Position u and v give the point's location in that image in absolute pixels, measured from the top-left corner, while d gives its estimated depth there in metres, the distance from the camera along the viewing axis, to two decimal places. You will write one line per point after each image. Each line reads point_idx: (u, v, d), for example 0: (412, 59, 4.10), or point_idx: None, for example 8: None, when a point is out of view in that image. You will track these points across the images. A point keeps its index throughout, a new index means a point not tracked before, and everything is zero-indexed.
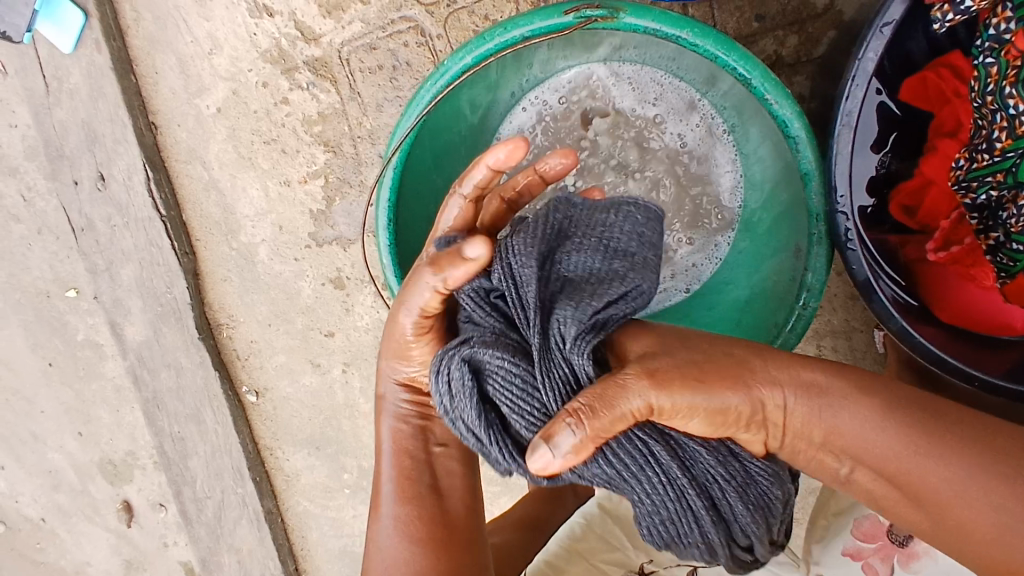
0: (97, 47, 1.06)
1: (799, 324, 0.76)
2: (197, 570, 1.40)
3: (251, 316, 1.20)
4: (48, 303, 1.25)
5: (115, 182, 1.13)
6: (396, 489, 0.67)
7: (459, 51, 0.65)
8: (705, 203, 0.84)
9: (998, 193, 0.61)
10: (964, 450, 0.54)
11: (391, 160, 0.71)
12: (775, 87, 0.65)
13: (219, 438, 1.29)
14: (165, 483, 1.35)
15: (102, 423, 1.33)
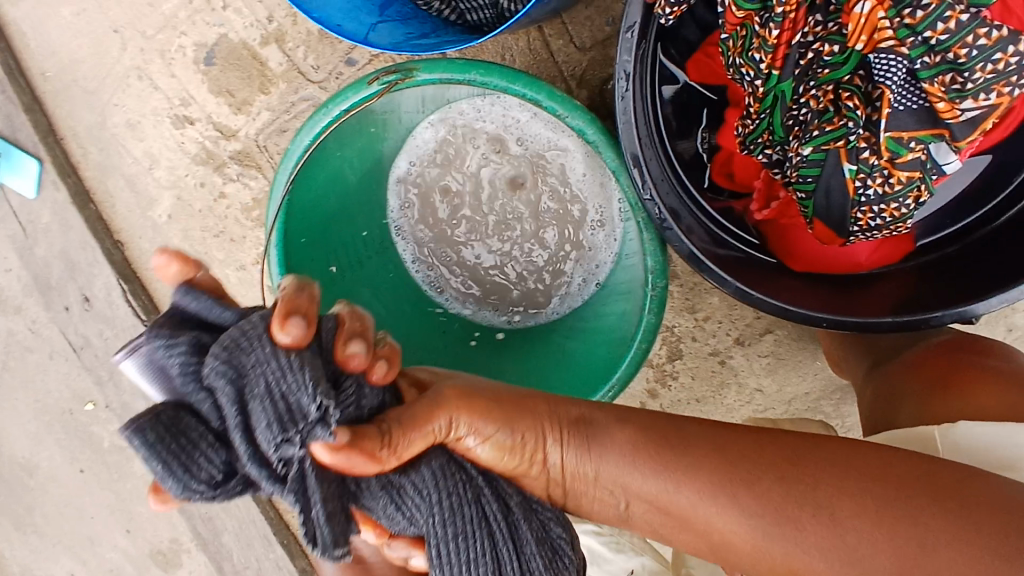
0: (56, 186, 1.19)
1: (653, 305, 0.80)
2: None
3: None
4: (72, 418, 1.37)
5: (99, 300, 1.25)
6: None
7: (296, 136, 0.78)
8: (587, 203, 0.90)
9: (772, 150, 0.66)
10: (719, 470, 0.55)
11: (271, 239, 0.79)
12: (563, 102, 0.75)
13: (243, 510, 1.40)
14: (208, 562, 1.43)
15: (143, 518, 1.44)
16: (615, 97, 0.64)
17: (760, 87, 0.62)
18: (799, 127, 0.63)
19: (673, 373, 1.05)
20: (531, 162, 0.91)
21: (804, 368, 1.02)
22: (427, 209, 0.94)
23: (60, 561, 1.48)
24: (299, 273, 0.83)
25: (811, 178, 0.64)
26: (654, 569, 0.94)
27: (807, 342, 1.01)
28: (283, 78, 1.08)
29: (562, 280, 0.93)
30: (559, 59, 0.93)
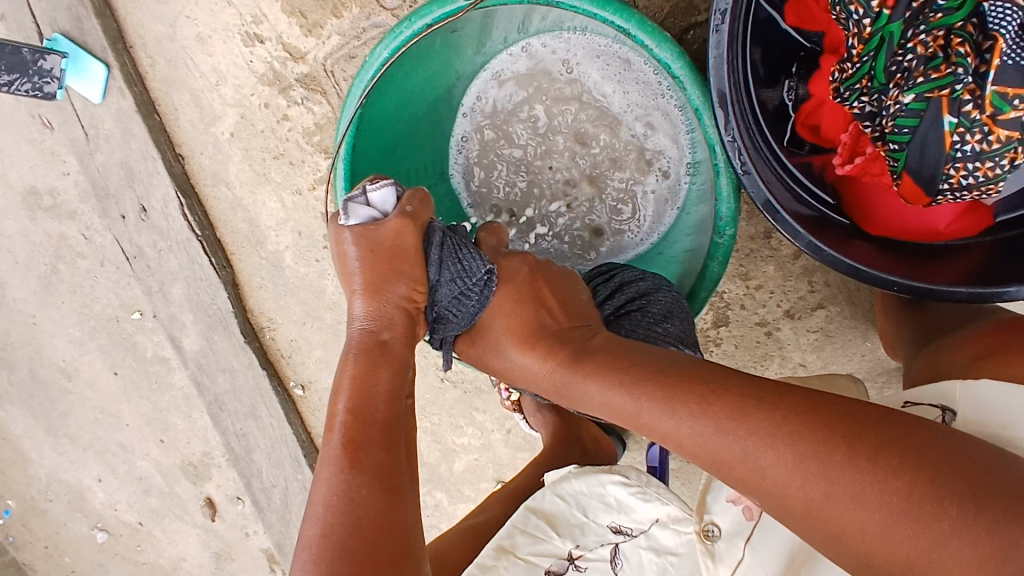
0: (122, 94, 1.20)
1: (718, 253, 0.82)
2: (276, 556, 1.55)
3: (287, 317, 1.33)
4: (118, 326, 1.41)
5: (155, 211, 1.28)
6: (356, 410, 0.64)
7: (376, 47, 0.76)
8: (650, 151, 0.90)
9: (869, 98, 0.63)
10: (663, 403, 0.57)
11: (340, 150, 0.78)
12: (651, 32, 0.74)
13: (275, 431, 1.43)
14: (237, 478, 1.50)
15: (178, 430, 1.49)
16: (712, 32, 0.64)
17: (868, 26, 0.61)
18: (902, 74, 0.60)
19: (717, 339, 1.05)
20: (597, 104, 0.91)
21: (854, 347, 1.01)
22: (484, 142, 0.94)
23: (87, 467, 1.55)
24: None
25: (907, 128, 0.61)
26: (678, 518, 0.87)
27: (860, 322, 0.99)
28: (357, 3, 1.07)
29: (616, 228, 0.94)
30: (640, 4, 0.91)
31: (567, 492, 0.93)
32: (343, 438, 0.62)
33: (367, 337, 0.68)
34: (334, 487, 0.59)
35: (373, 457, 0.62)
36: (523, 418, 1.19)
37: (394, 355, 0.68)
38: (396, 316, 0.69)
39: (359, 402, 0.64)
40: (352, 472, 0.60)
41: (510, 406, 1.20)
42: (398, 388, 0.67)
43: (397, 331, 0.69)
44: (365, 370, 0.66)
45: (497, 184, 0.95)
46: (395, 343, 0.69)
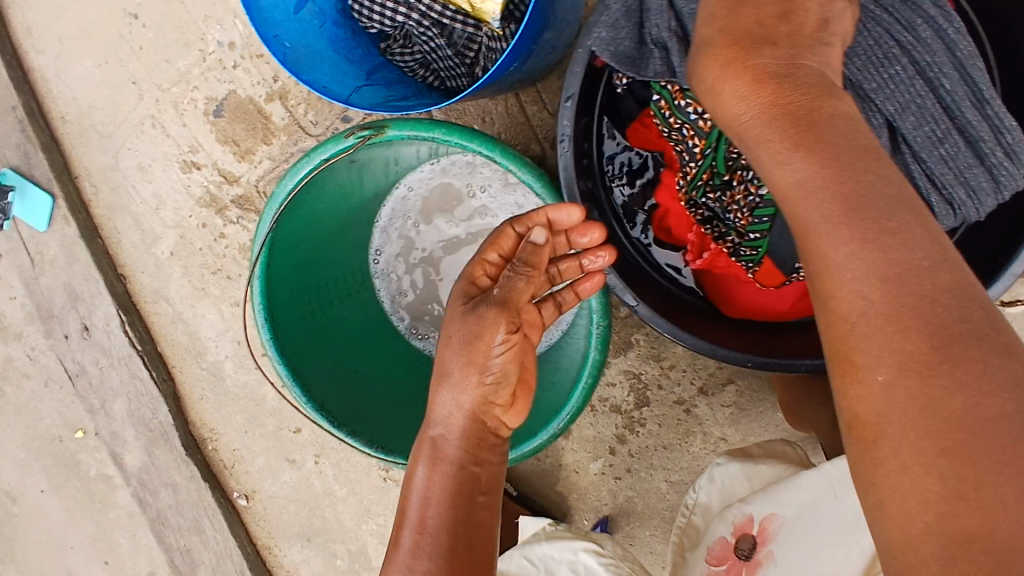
0: (66, 221, 1.26)
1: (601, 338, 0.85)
2: None
3: (228, 426, 1.34)
4: (62, 446, 1.41)
5: (98, 329, 1.32)
6: (420, 535, 0.68)
7: (284, 181, 0.79)
8: None
9: (710, 191, 0.74)
10: (930, 249, 0.43)
11: (256, 276, 0.81)
12: (516, 159, 0.77)
13: (220, 544, 1.40)
14: None
15: (123, 550, 1.45)
16: (560, 158, 0.74)
17: (707, 122, 0.68)
18: (739, 169, 0.70)
19: (641, 420, 1.10)
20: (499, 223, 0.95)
21: (766, 418, 1.06)
22: (397, 257, 0.99)
23: None
24: (283, 313, 0.85)
25: (765, 217, 0.71)
26: None
27: (767, 393, 1.05)
28: (284, 130, 1.16)
29: None
30: (533, 123, 1.02)
31: (537, 556, 0.97)
32: (414, 548, 0.68)
33: (428, 461, 0.73)
34: None
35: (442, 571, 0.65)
36: None
37: (436, 491, 0.71)
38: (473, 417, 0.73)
39: (422, 508, 0.70)
40: (412, 564, 0.67)
41: None
42: (420, 539, 0.68)
43: (433, 464, 0.72)
44: (412, 514, 0.71)
45: (416, 289, 1.00)
46: (442, 477, 0.71)
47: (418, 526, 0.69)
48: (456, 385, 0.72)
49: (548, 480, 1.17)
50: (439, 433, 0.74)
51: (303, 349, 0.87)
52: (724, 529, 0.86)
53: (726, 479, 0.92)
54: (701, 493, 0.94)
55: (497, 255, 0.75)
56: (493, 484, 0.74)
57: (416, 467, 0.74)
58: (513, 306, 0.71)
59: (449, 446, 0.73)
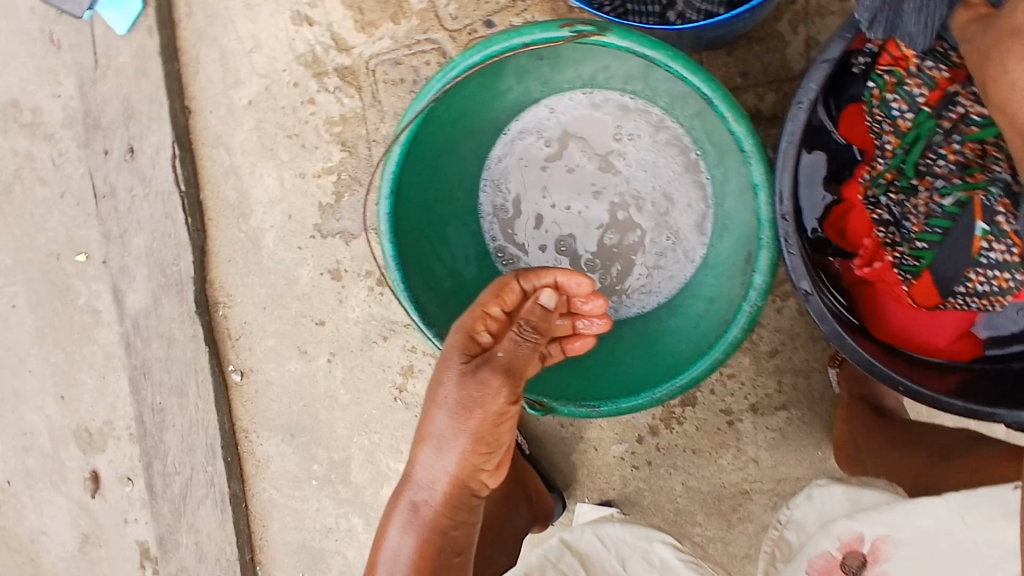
0: (149, 33, 1.18)
1: (742, 319, 0.78)
2: (152, 552, 1.44)
3: (248, 298, 1.28)
4: (58, 264, 1.33)
5: (143, 155, 1.23)
6: None
7: (471, 49, 0.76)
8: (671, 234, 0.90)
9: (897, 196, 0.79)
10: None
11: (401, 137, 0.78)
12: (732, 107, 0.75)
13: (198, 413, 1.34)
14: (136, 457, 1.40)
15: (85, 389, 1.40)
16: (788, 121, 0.73)
17: (909, 120, 0.77)
18: (933, 179, 0.77)
19: (681, 418, 1.09)
20: (636, 173, 0.91)
21: (806, 454, 1.05)
22: (517, 172, 0.93)
23: None
24: (409, 178, 0.83)
25: (938, 230, 0.76)
26: None
27: (816, 430, 1.04)
28: (418, 15, 1.09)
29: (619, 293, 0.93)
30: None
31: (608, 537, 0.96)
32: None
33: (404, 514, 0.74)
34: None
35: None
36: None
37: (409, 545, 0.72)
38: (457, 478, 0.71)
39: (399, 564, 0.72)
40: None
41: None
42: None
43: (411, 522, 0.73)
44: (388, 560, 0.73)
45: (520, 213, 0.94)
46: (416, 534, 0.72)
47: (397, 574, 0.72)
48: (443, 445, 0.71)
49: (563, 449, 1.15)
50: (421, 498, 0.73)
51: (405, 219, 0.84)
52: (829, 542, 0.83)
53: (825, 502, 0.90)
54: (796, 512, 0.94)
55: (500, 310, 0.72)
56: (469, 542, 0.74)
57: (395, 518, 0.74)
58: (517, 375, 0.69)
59: (425, 505, 0.73)
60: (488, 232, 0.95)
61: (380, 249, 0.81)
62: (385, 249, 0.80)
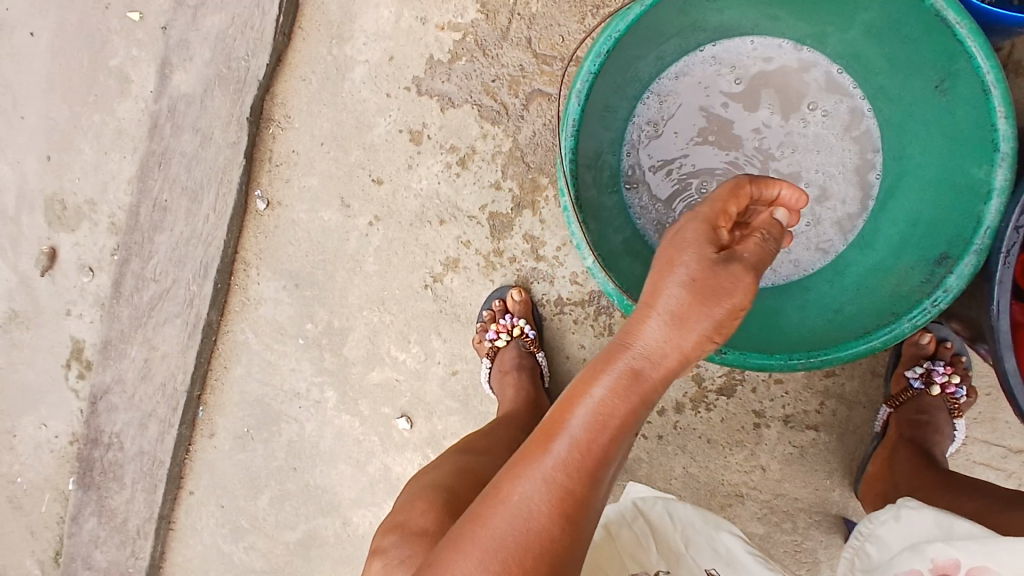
0: None
1: (917, 319, 0.73)
2: (85, 351, 1.38)
3: (307, 127, 1.16)
4: (102, 15, 1.24)
5: None
6: (578, 454, 0.55)
7: None
8: (811, 221, 0.87)
9: None
10: None
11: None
12: (1008, 104, 0.68)
13: (203, 227, 1.21)
14: (107, 248, 1.32)
15: (79, 159, 1.30)
16: None
17: None
18: None
19: (711, 405, 1.07)
20: (806, 148, 0.87)
21: (814, 479, 1.06)
22: (692, 93, 0.87)
23: None
24: (623, 46, 0.74)
25: None
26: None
27: (834, 460, 1.05)
28: None
29: None
30: None
31: (678, 516, 0.81)
32: (562, 463, 0.55)
33: (607, 376, 0.56)
34: (528, 495, 0.55)
35: (582, 498, 0.56)
36: (488, 369, 1.11)
37: (610, 421, 0.55)
38: (686, 359, 0.56)
39: (588, 424, 0.55)
40: (551, 475, 0.55)
41: (481, 349, 1.12)
42: (581, 456, 0.55)
43: (613, 385, 0.55)
44: (574, 421, 0.56)
45: (674, 135, 0.88)
46: (626, 405, 0.55)
47: (583, 439, 0.55)
48: (675, 324, 0.55)
49: None
50: (640, 363, 0.56)
51: (602, 88, 0.76)
52: (918, 562, 0.67)
53: (915, 524, 0.72)
54: (879, 527, 0.77)
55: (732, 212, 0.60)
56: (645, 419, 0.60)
57: (596, 374, 0.56)
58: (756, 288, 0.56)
59: (645, 377, 0.55)
60: (631, 142, 0.88)
61: (565, 105, 0.71)
62: (574, 105, 0.71)
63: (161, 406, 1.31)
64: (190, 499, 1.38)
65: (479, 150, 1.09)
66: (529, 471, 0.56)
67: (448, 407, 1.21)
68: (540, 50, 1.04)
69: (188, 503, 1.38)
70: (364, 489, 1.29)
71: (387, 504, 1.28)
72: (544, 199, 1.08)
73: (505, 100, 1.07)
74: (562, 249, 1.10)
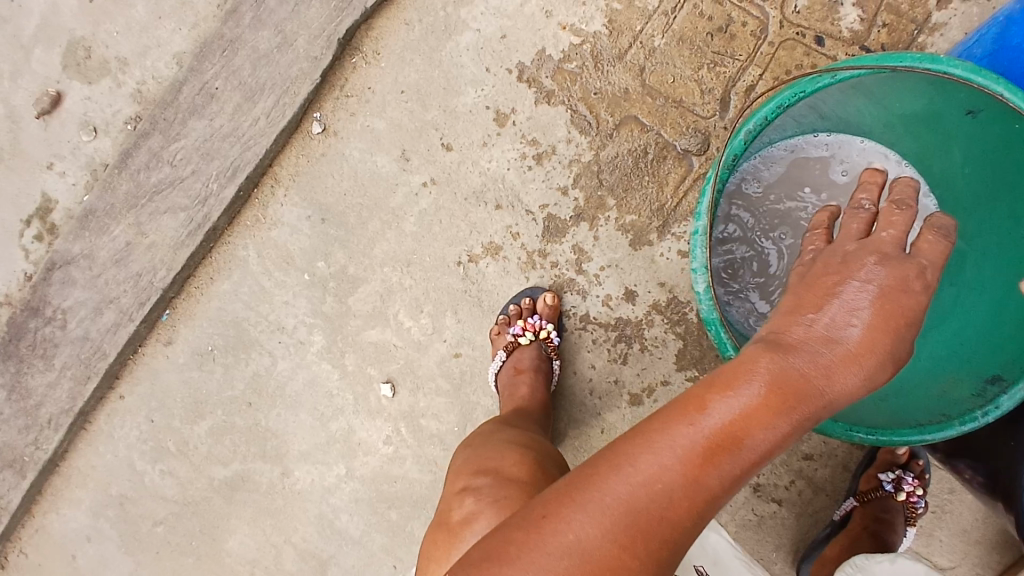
0: None
1: (966, 424, 0.73)
2: (56, 212, 1.25)
3: (394, 70, 1.14)
4: None
5: None
6: (715, 451, 0.47)
7: (959, 60, 0.70)
8: None
9: None
10: None
11: (840, 73, 0.71)
12: None
13: (248, 130, 1.15)
14: (122, 115, 1.22)
15: (124, 12, 1.20)
16: None
17: None
18: None
19: None
20: None
21: (762, 549, 1.12)
22: (797, 167, 0.90)
23: None
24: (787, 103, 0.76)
25: None
26: None
27: (786, 537, 1.11)
28: None
29: None
30: None
31: None
32: (698, 454, 0.46)
33: (760, 384, 0.48)
34: (645, 475, 0.46)
35: (705, 502, 0.46)
36: (502, 362, 1.11)
37: (755, 434, 0.47)
38: (841, 391, 0.51)
39: (736, 419, 0.47)
40: (683, 463, 0.46)
41: (500, 341, 1.12)
42: (714, 457, 0.46)
43: (767, 394, 0.48)
44: (711, 419, 0.47)
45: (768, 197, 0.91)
46: (778, 422, 0.48)
47: (721, 441, 0.47)
48: (842, 354, 0.51)
49: (574, 411, 1.15)
50: (799, 374, 0.50)
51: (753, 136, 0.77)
52: None
53: None
54: None
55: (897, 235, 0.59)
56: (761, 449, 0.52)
57: (742, 379, 0.49)
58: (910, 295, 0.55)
59: (803, 397, 0.49)
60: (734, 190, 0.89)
61: (735, 130, 0.71)
62: (744, 132, 0.71)
63: (126, 296, 1.21)
64: (117, 403, 1.27)
65: (558, 151, 1.11)
66: (654, 450, 0.47)
67: (436, 387, 1.18)
68: (649, 82, 1.08)
69: (116, 406, 1.27)
70: (318, 445, 1.22)
71: (336, 466, 1.23)
72: (604, 219, 1.11)
73: (600, 114, 1.09)
74: (604, 271, 1.11)
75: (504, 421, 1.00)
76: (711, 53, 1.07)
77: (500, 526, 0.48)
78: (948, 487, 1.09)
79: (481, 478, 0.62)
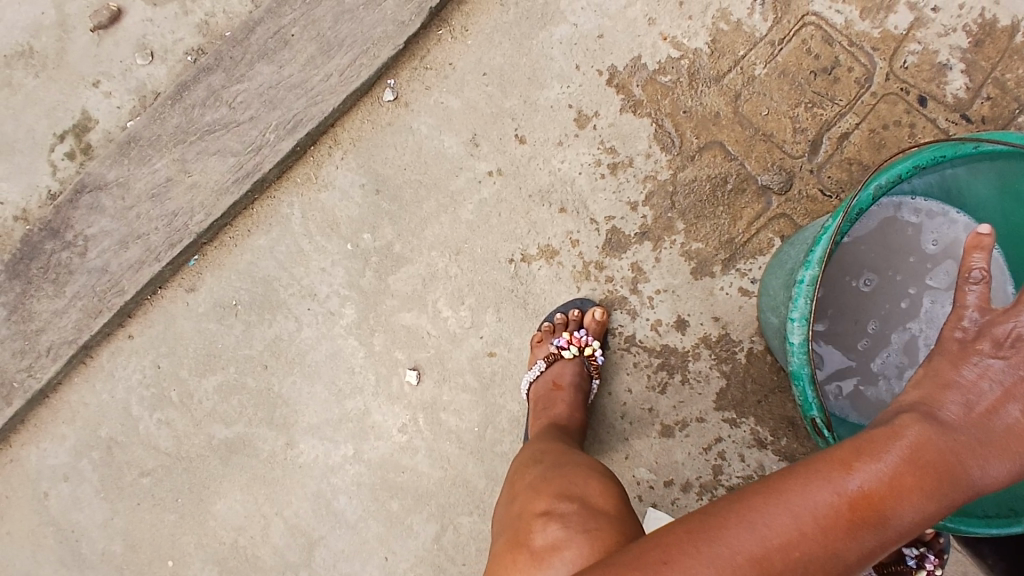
0: None
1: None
2: (93, 133, 1.18)
3: (480, 51, 1.10)
4: None
5: None
6: (855, 516, 0.49)
7: None
8: None
9: None
10: None
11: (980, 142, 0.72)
12: None
13: (319, 85, 1.10)
14: (183, 44, 1.15)
15: None
16: None
17: None
18: None
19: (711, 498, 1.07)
20: None
21: None
22: (892, 228, 0.86)
23: None
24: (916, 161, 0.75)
25: None
26: None
27: None
28: (882, 30, 1.03)
29: (843, 389, 0.87)
30: None
31: None
32: (837, 517, 0.49)
33: (904, 459, 0.52)
34: (781, 527, 0.49)
35: (835, 565, 0.49)
36: (537, 373, 1.07)
37: (900, 507, 0.50)
38: (972, 478, 0.54)
39: (877, 488, 0.50)
40: (821, 523, 0.49)
41: (539, 352, 1.08)
42: (854, 525, 0.49)
43: (911, 471, 0.51)
44: (853, 483, 0.50)
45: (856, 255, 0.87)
46: (915, 497, 0.50)
47: (863, 509, 0.50)
48: (976, 444, 0.55)
49: (601, 432, 1.10)
50: (935, 452, 0.53)
51: None
52: None
53: None
54: None
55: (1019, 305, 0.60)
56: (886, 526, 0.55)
57: (883, 448, 0.52)
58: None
59: (940, 478, 0.52)
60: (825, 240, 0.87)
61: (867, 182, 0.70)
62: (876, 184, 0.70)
63: (156, 234, 1.15)
64: (124, 342, 1.21)
65: (635, 164, 1.07)
66: (794, 505, 0.50)
67: (462, 383, 1.14)
68: (742, 110, 1.05)
69: (122, 345, 1.21)
70: (328, 421, 1.17)
71: (344, 446, 1.17)
72: (670, 242, 1.07)
73: (686, 134, 1.06)
74: (659, 295, 1.07)
75: (545, 436, 0.95)
76: (812, 92, 1.04)
77: (631, 553, 0.52)
78: (959, 569, 1.07)
79: (566, 504, 0.68)
